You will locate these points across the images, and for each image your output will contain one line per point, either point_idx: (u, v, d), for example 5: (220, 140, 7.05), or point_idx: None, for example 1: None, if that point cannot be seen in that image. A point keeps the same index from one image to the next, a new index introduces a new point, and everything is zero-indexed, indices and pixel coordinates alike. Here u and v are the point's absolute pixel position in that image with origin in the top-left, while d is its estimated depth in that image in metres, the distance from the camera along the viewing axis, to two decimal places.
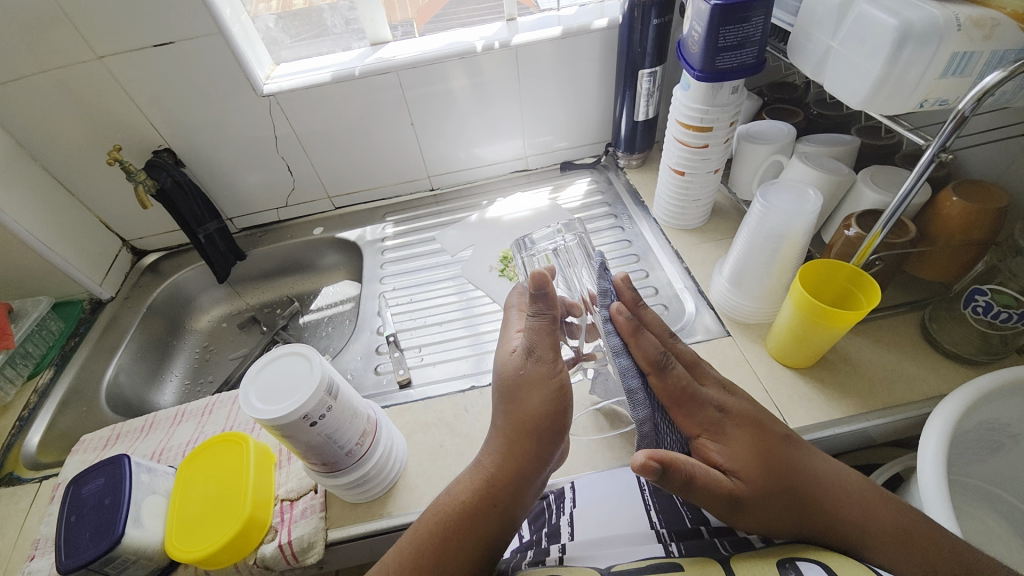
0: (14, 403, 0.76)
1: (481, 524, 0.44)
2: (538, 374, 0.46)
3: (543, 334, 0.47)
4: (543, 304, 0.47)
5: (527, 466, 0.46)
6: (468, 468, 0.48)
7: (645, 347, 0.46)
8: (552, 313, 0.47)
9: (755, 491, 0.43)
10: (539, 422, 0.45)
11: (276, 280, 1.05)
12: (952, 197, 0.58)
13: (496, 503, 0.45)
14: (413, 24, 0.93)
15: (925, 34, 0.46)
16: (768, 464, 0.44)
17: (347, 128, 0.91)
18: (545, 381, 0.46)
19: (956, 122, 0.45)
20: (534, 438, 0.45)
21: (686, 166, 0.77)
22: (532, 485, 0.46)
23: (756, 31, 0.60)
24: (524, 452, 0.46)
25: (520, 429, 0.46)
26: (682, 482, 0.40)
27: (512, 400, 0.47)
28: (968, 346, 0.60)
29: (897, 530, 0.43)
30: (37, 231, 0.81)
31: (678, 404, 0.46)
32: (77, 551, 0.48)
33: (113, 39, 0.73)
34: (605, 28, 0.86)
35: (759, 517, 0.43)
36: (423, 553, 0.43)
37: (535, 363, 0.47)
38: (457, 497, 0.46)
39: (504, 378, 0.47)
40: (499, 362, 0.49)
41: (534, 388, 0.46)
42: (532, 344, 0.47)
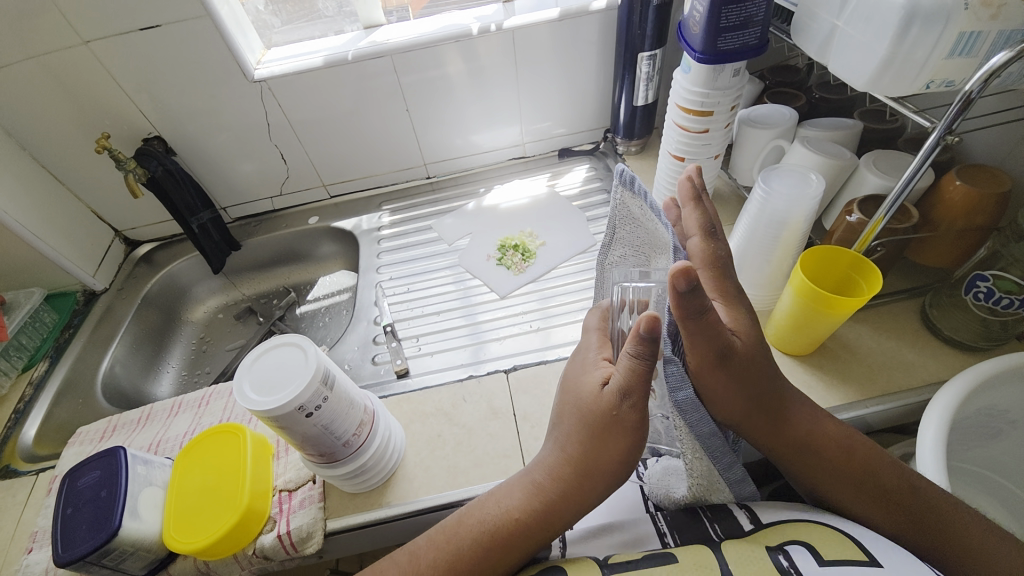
0: (10, 395, 0.76)
1: (530, 543, 0.44)
2: (627, 423, 0.41)
3: (638, 378, 0.40)
4: (647, 348, 0.38)
5: (588, 502, 0.44)
6: (524, 486, 0.46)
7: (698, 214, 0.45)
8: (654, 356, 0.39)
9: (745, 360, 0.43)
10: (613, 468, 0.43)
11: (272, 270, 1.04)
12: (955, 181, 0.57)
13: (547, 527, 0.44)
14: (408, 9, 0.91)
15: (933, 13, 0.44)
16: (762, 344, 0.45)
17: (342, 115, 0.89)
18: (632, 432, 0.41)
19: (962, 104, 0.44)
20: (602, 480, 0.43)
21: (686, 152, 0.76)
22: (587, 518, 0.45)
23: (759, 11, 0.59)
24: (591, 490, 0.44)
25: (591, 467, 0.43)
26: (697, 310, 0.37)
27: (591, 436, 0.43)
28: (967, 332, 0.60)
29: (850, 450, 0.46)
30: (27, 221, 0.79)
31: (711, 271, 0.45)
32: (74, 544, 0.48)
33: (100, 23, 0.71)
34: (603, 9, 0.84)
35: (736, 387, 0.43)
36: (461, 556, 0.44)
37: (627, 409, 0.41)
38: (511, 514, 0.45)
39: (589, 410, 0.44)
40: (588, 391, 0.45)
41: (619, 434, 0.42)
42: (627, 387, 0.41)
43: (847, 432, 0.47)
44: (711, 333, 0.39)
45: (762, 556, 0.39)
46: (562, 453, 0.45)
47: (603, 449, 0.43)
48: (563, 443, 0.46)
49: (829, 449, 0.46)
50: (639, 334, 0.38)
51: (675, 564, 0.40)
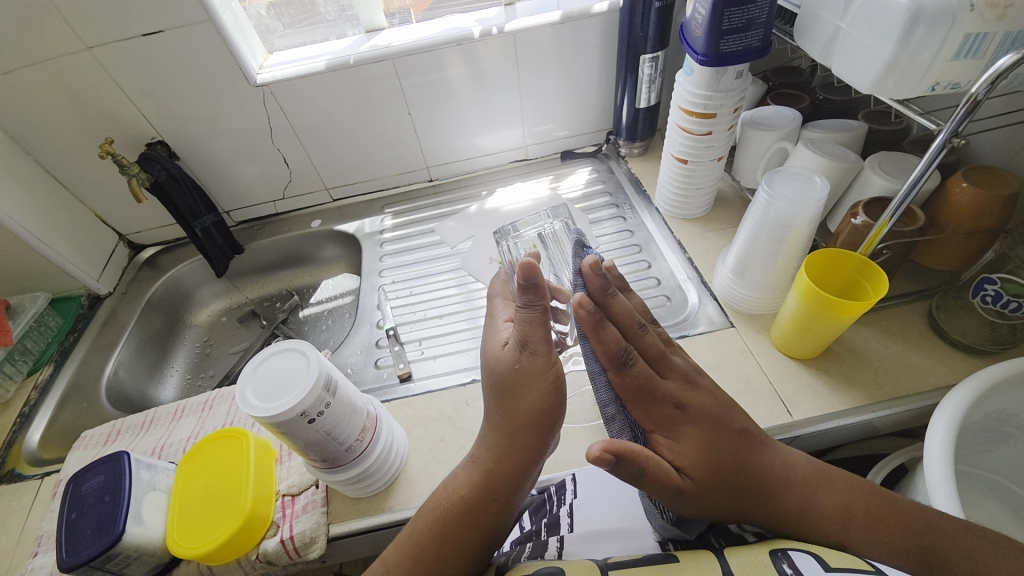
0: (15, 399, 0.76)
1: (485, 517, 0.45)
2: (535, 369, 0.45)
3: (535, 326, 0.44)
4: (533, 295, 0.44)
5: (523, 458, 0.45)
6: (464, 462, 0.48)
7: (602, 346, 0.43)
8: (542, 305, 0.44)
9: (701, 488, 0.41)
10: (537, 417, 0.45)
11: (276, 274, 1.05)
12: (962, 184, 0.57)
13: (496, 497, 0.45)
14: (410, 11, 0.91)
15: (939, 15, 0.44)
16: (715, 463, 0.42)
17: (344, 119, 0.89)
18: (543, 375, 0.44)
19: (969, 106, 0.43)
20: (530, 432, 0.45)
21: (688, 154, 0.75)
22: (529, 477, 0.46)
23: (762, 13, 0.59)
24: (523, 445, 0.45)
25: (516, 424, 0.45)
26: (636, 475, 0.37)
27: (508, 396, 0.46)
28: (976, 336, 0.59)
29: (840, 513, 0.44)
30: (32, 226, 0.80)
31: (634, 403, 0.43)
32: (78, 549, 0.48)
33: (103, 29, 0.72)
34: (605, 12, 0.84)
35: (704, 508, 0.42)
36: (422, 549, 0.43)
37: (530, 357, 0.45)
38: (457, 492, 0.46)
39: (500, 373, 0.46)
40: (492, 355, 0.48)
41: (533, 382, 0.44)
42: (525, 339, 0.44)
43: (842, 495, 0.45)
44: (662, 482, 0.39)
45: (764, 561, 0.39)
46: (488, 424, 0.47)
47: (522, 403, 0.45)
48: (487, 413, 0.48)
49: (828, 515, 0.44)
50: (521, 284, 0.43)
51: (676, 566, 0.40)
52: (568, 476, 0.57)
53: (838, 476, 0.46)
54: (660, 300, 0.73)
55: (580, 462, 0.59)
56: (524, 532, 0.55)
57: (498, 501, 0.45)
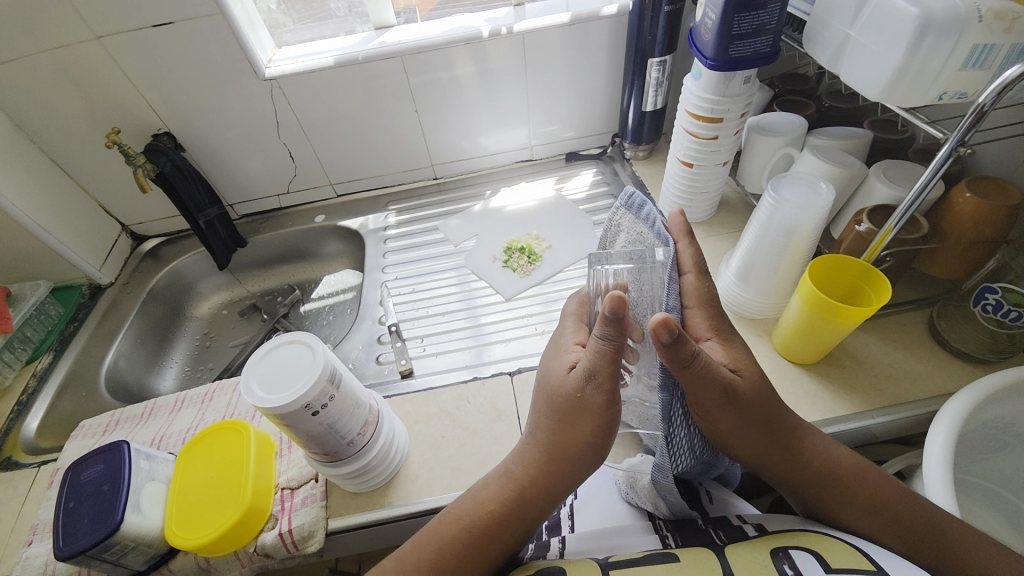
0: (14, 387, 0.76)
1: (509, 534, 0.45)
2: (594, 404, 0.44)
3: (604, 361, 0.42)
4: (612, 329, 0.40)
5: (560, 485, 0.46)
6: (500, 476, 0.48)
7: (692, 251, 0.51)
8: (619, 338, 0.41)
9: (750, 391, 0.44)
10: (583, 450, 0.45)
11: (278, 268, 1.05)
12: (965, 193, 0.57)
13: (524, 515, 0.46)
14: (416, 10, 0.91)
15: (947, 24, 0.44)
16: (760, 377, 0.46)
17: (351, 115, 0.89)
18: (598, 412, 0.44)
19: (975, 117, 0.44)
20: (571, 464, 0.45)
21: (694, 158, 0.76)
22: (560, 502, 0.47)
23: (772, 19, 0.59)
24: (564, 473, 0.46)
25: (558, 450, 0.46)
26: (693, 354, 0.40)
27: (562, 423, 0.45)
28: (975, 344, 0.60)
29: (856, 470, 0.46)
30: (35, 214, 0.80)
31: (702, 305, 0.49)
32: (75, 537, 0.48)
33: (113, 19, 0.72)
34: (614, 15, 0.84)
35: (748, 417, 0.44)
36: (445, 556, 0.44)
37: (592, 391, 0.44)
38: (485, 505, 0.46)
39: (556, 396, 0.46)
40: (554, 377, 0.47)
41: (588, 416, 0.44)
42: (593, 370, 0.43)
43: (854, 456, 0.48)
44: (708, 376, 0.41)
45: (764, 561, 0.39)
46: (533, 443, 0.48)
47: (570, 431, 0.45)
48: (532, 432, 0.48)
49: (846, 476, 0.46)
50: (605, 316, 0.39)
51: (675, 565, 0.40)
52: None
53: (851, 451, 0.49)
54: None
55: None
56: None
57: (526, 520, 0.46)
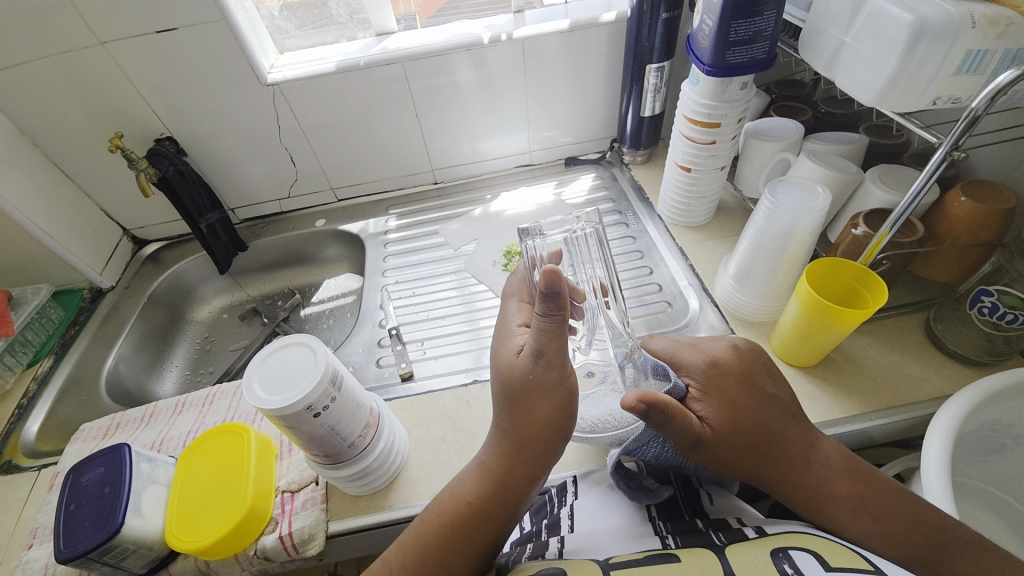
0: (14, 390, 0.76)
1: (491, 522, 0.47)
2: (548, 382, 0.45)
3: (551, 338, 0.43)
4: (551, 305, 0.42)
5: (533, 465, 0.47)
6: (475, 468, 0.49)
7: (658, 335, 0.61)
8: (562, 314, 0.42)
9: (718, 441, 0.47)
10: (547, 429, 0.46)
11: (278, 272, 1.05)
12: (960, 197, 0.58)
13: (504, 503, 0.47)
14: (416, 17, 0.93)
15: (940, 31, 0.45)
16: (737, 422, 0.48)
17: (351, 120, 0.90)
18: (555, 388, 0.45)
19: (969, 121, 0.44)
20: (538, 443, 0.46)
21: (692, 163, 0.76)
22: (536, 483, 0.48)
23: (768, 26, 0.60)
24: (535, 453, 0.47)
25: (526, 434, 0.46)
26: (664, 420, 0.43)
27: (519, 406, 0.46)
28: (972, 347, 0.60)
29: (854, 498, 0.47)
30: (38, 218, 0.80)
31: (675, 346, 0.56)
32: (76, 540, 0.48)
33: (116, 25, 0.72)
34: (612, 22, 0.85)
35: (719, 461, 0.48)
36: (426, 553, 0.45)
37: (543, 368, 0.44)
38: (464, 498, 0.47)
39: (511, 380, 0.46)
40: (504, 363, 0.47)
41: (548, 394, 0.45)
42: (542, 351, 0.44)
43: (856, 480, 0.47)
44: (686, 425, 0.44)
45: (765, 561, 0.39)
46: (497, 430, 0.48)
47: (532, 413, 0.46)
48: (496, 420, 0.48)
49: (842, 501, 0.47)
50: (542, 291, 0.41)
51: (677, 565, 0.41)
52: (569, 478, 0.56)
53: (862, 470, 0.48)
54: (662, 306, 0.74)
55: (581, 463, 0.59)
56: (525, 532, 0.55)
57: (506, 507, 0.47)
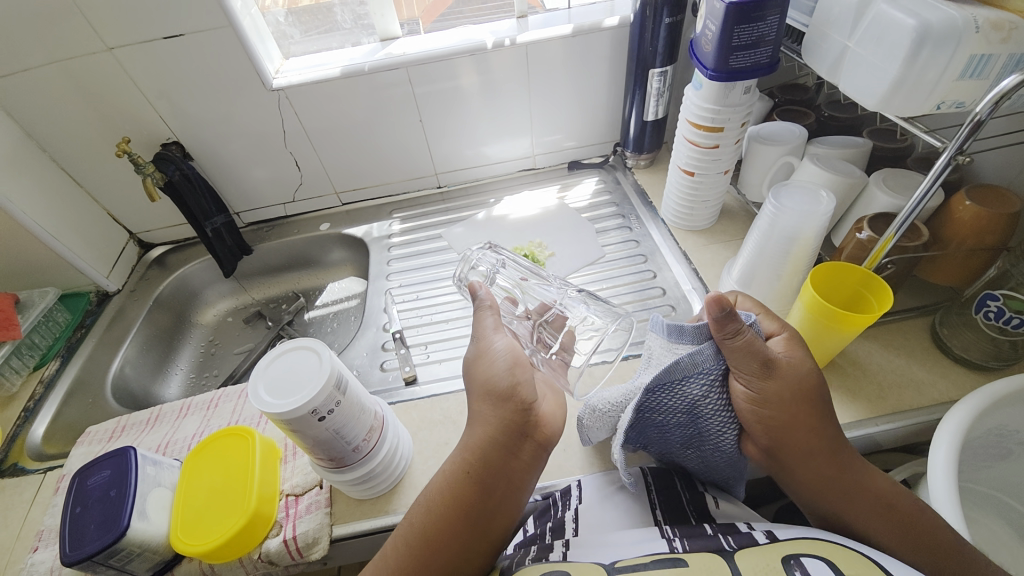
0: (20, 393, 0.77)
1: (465, 492, 0.47)
2: (483, 349, 0.52)
3: (479, 318, 0.54)
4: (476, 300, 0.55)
5: (493, 431, 0.48)
6: (461, 445, 0.49)
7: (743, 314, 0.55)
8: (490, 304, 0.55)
9: (790, 390, 0.46)
10: (492, 390, 0.49)
11: (283, 275, 1.05)
12: (965, 202, 0.58)
13: (470, 470, 0.47)
14: (419, 22, 0.93)
15: (943, 36, 0.45)
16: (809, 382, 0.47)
17: (356, 124, 0.90)
18: (489, 351, 0.51)
19: (973, 126, 0.44)
20: (492, 405, 0.49)
21: (696, 167, 0.77)
22: (503, 453, 0.48)
23: (771, 31, 0.60)
24: (493, 419, 0.48)
25: (479, 399, 0.50)
26: (739, 333, 0.44)
27: (470, 375, 0.52)
28: (978, 351, 0.60)
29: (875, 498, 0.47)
30: (44, 221, 0.81)
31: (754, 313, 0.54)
32: (82, 543, 0.48)
33: (123, 31, 0.73)
34: (615, 27, 0.86)
35: (784, 415, 0.46)
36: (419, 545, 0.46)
37: (478, 339, 0.53)
38: (448, 481, 0.48)
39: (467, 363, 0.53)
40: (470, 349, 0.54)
41: (491, 360, 0.50)
42: (473, 330, 0.53)
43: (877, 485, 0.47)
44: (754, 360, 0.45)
45: (777, 567, 0.39)
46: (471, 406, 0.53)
47: (478, 378, 0.51)
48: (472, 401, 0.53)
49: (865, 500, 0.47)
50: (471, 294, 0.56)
51: (684, 569, 0.41)
52: (574, 482, 0.56)
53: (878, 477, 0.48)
54: (666, 310, 0.74)
55: (585, 468, 0.59)
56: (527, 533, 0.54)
57: (469, 475, 0.47)
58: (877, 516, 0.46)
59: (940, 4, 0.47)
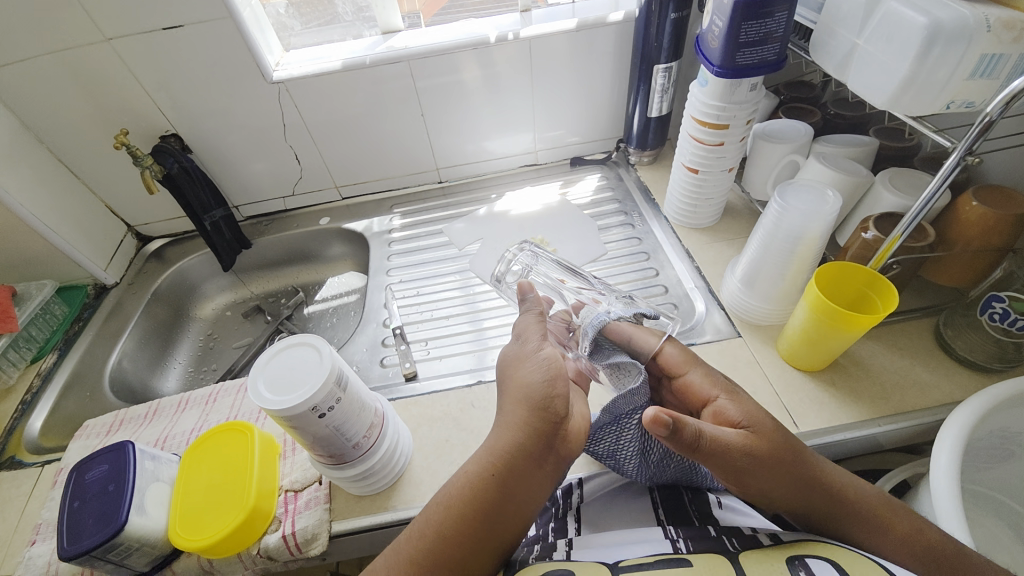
0: (17, 386, 0.76)
1: (479, 512, 0.44)
2: (525, 352, 0.50)
3: (530, 324, 0.52)
4: (529, 304, 0.54)
5: (528, 430, 0.45)
6: (437, 497, 0.46)
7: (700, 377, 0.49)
8: (540, 309, 0.54)
9: (764, 457, 0.43)
10: (528, 390, 0.47)
11: (282, 270, 1.05)
12: (972, 202, 0.57)
13: (495, 470, 0.45)
14: (420, 14, 0.92)
15: (954, 34, 0.45)
16: (774, 442, 0.44)
17: (358, 117, 0.90)
18: (531, 355, 0.49)
19: (983, 126, 0.44)
20: (528, 408, 0.46)
21: (700, 164, 0.76)
22: (532, 457, 0.45)
23: (779, 27, 0.59)
24: (523, 422, 0.46)
25: (513, 399, 0.47)
26: (694, 441, 0.40)
27: (505, 378, 0.50)
28: (981, 353, 0.60)
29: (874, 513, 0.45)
30: (42, 213, 0.80)
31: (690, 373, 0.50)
32: (80, 537, 0.48)
33: (121, 21, 0.72)
34: (620, 22, 0.85)
35: (769, 481, 0.43)
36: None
37: (521, 343, 0.51)
38: (431, 526, 0.44)
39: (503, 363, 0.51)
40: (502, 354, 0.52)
41: (531, 364, 0.48)
42: (520, 330, 0.52)
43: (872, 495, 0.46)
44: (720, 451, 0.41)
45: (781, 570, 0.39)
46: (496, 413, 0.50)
47: (517, 377, 0.48)
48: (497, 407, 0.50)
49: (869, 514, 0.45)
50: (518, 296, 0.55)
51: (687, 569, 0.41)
52: (575, 480, 0.55)
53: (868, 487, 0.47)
54: (668, 307, 0.74)
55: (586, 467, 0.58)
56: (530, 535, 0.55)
57: (495, 470, 0.45)
58: (880, 529, 0.44)
59: (951, 2, 0.46)
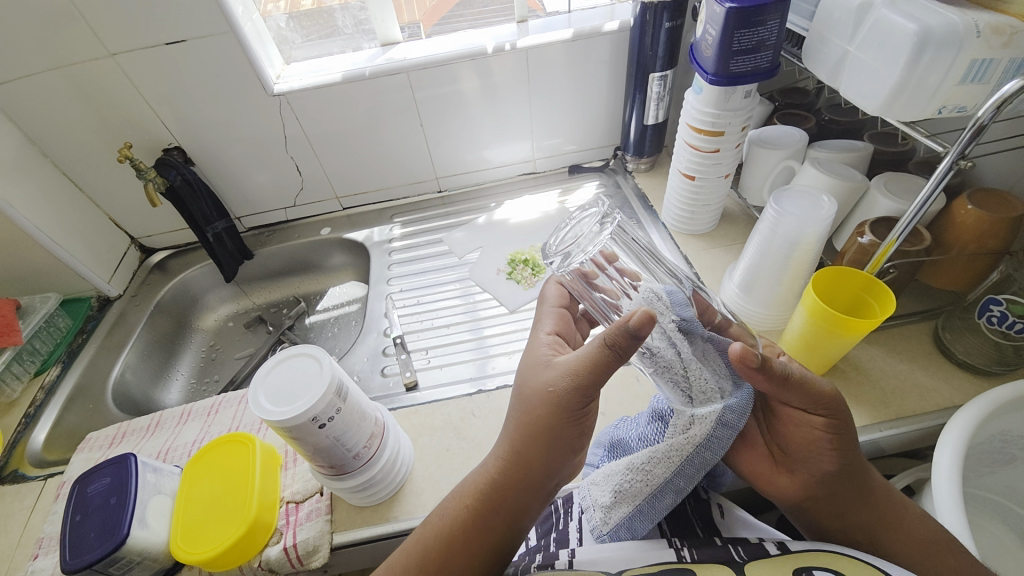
0: (21, 400, 0.77)
1: (483, 544, 0.44)
2: (564, 394, 0.44)
3: (596, 362, 0.42)
4: (622, 342, 0.40)
5: (540, 475, 0.45)
6: (451, 495, 0.47)
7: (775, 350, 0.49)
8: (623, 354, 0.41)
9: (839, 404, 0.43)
10: (551, 437, 0.45)
11: (283, 280, 1.05)
12: (967, 205, 0.57)
13: (500, 509, 0.45)
14: (419, 26, 0.93)
15: (944, 40, 0.45)
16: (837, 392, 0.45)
17: (357, 128, 0.90)
18: (568, 400, 0.44)
19: (975, 130, 0.44)
20: (546, 453, 0.45)
21: (696, 171, 0.76)
22: (538, 495, 0.46)
23: (771, 35, 0.60)
24: (536, 465, 0.45)
25: (529, 441, 0.45)
26: (782, 379, 0.40)
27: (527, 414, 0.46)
28: (980, 356, 0.60)
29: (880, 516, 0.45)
30: (46, 227, 0.81)
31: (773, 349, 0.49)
32: (82, 551, 0.48)
33: (124, 37, 0.73)
34: (615, 31, 0.85)
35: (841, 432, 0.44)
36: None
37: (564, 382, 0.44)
38: (445, 518, 0.45)
39: (528, 390, 0.46)
40: (528, 373, 0.48)
41: (563, 411, 0.44)
42: (577, 369, 0.43)
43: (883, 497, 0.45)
44: (805, 392, 0.42)
45: None
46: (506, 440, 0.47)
47: (541, 422, 0.45)
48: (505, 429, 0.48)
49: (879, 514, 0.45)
50: (628, 329, 0.39)
51: None
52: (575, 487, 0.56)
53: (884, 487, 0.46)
54: None
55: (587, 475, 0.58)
56: (531, 544, 0.55)
57: (501, 512, 0.45)
58: (883, 529, 0.44)
59: (941, 9, 0.47)
